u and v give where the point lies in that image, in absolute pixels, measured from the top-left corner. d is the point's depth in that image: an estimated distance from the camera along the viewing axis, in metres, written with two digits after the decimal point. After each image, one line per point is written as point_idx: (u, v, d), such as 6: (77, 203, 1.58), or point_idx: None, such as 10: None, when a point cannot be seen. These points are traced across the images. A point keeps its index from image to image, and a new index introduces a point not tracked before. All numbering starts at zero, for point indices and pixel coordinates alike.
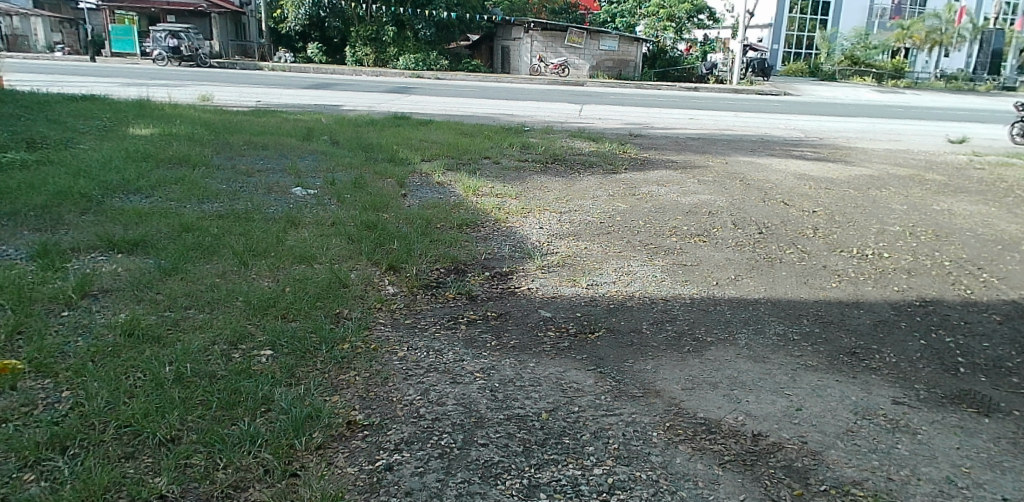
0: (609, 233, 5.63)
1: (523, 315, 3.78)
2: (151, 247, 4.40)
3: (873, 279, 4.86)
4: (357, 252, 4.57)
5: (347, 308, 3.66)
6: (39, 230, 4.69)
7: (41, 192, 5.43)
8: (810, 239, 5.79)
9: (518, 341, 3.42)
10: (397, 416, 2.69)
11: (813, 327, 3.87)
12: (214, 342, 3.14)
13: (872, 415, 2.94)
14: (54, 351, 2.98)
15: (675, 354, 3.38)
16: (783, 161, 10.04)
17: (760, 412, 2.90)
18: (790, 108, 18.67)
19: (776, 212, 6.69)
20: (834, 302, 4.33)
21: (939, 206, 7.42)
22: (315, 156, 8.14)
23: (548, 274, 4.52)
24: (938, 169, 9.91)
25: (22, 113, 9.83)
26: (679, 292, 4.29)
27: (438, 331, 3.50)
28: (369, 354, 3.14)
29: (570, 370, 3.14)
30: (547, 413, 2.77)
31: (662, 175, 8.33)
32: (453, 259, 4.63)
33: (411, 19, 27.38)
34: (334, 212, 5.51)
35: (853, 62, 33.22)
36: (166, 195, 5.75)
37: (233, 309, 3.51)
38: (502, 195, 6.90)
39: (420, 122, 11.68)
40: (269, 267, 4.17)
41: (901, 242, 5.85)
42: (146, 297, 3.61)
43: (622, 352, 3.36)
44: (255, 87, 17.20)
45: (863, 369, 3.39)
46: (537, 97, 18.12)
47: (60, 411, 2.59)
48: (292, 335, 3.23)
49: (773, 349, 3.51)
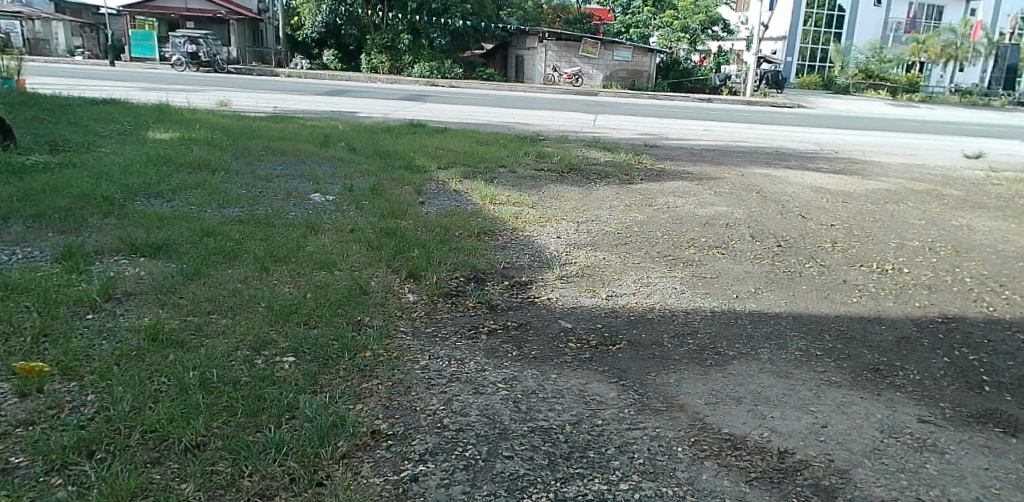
0: (627, 244, 5.62)
1: (544, 325, 3.77)
2: (173, 252, 4.43)
3: (894, 294, 4.85)
4: (376, 258, 4.59)
5: (369, 315, 3.66)
6: (63, 233, 4.73)
7: (65, 195, 5.49)
8: (829, 253, 5.78)
9: (539, 352, 3.41)
10: (420, 426, 2.67)
11: (835, 343, 3.83)
12: (238, 347, 3.15)
13: (899, 433, 2.91)
14: (79, 354, 3.00)
15: (697, 368, 3.36)
16: (799, 174, 10.03)
17: (785, 428, 2.87)
18: (805, 121, 18.59)
19: (795, 226, 6.65)
20: (855, 317, 4.31)
21: (958, 221, 7.37)
22: (333, 163, 8.17)
23: (568, 284, 4.51)
24: (955, 184, 9.83)
25: (45, 116, 9.95)
26: (699, 304, 4.27)
27: (459, 340, 3.48)
28: (391, 363, 3.11)
29: (593, 382, 3.11)
30: (570, 425, 2.75)
31: (678, 186, 8.34)
32: (472, 268, 4.62)
33: (427, 27, 27.52)
34: (353, 220, 5.52)
35: (867, 75, 33.41)
36: (186, 200, 5.78)
37: (255, 314, 3.52)
38: (519, 203, 6.90)
39: (436, 129, 11.73)
40: (290, 273, 4.19)
41: (921, 257, 5.82)
42: (169, 301, 3.63)
43: (644, 365, 3.34)
44: (273, 93, 17.35)
45: (887, 386, 3.36)
46: (553, 106, 18.21)
47: (86, 415, 2.59)
48: (315, 342, 3.22)
49: (796, 364, 3.49)
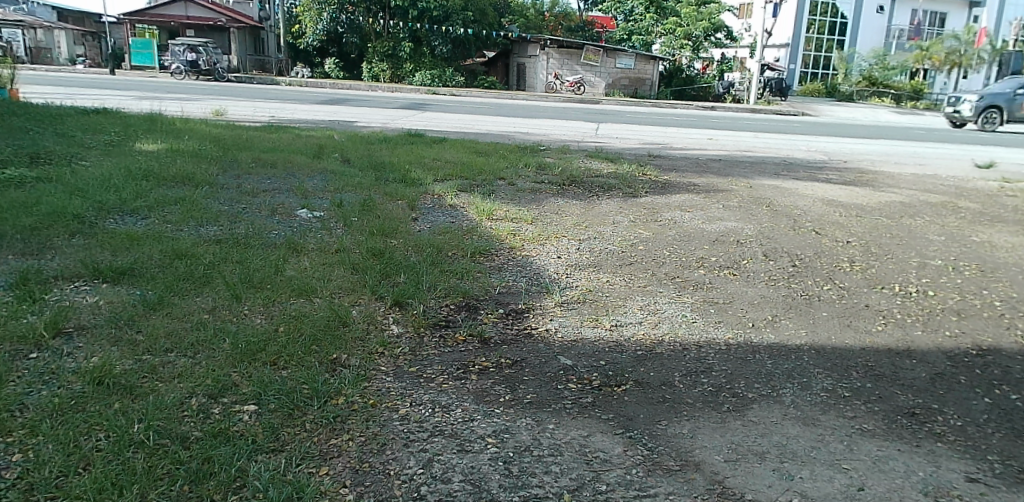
0: (631, 265, 5.25)
1: (541, 363, 3.39)
2: (138, 277, 4.07)
3: (921, 321, 4.47)
4: (360, 284, 4.23)
5: (346, 353, 3.28)
6: (23, 255, 4.38)
7: (33, 212, 5.15)
8: (847, 273, 5.41)
9: (535, 396, 3.04)
10: (393, 496, 2.30)
11: (863, 382, 3.45)
12: (193, 393, 2.78)
13: (946, 497, 2.54)
14: (10, 403, 2.63)
15: (713, 414, 2.98)
16: (809, 185, 9.64)
17: (817, 492, 2.50)
18: (811, 130, 18.21)
19: (809, 243, 6.28)
20: (882, 349, 3.92)
21: (978, 237, 7.00)
22: (325, 176, 7.82)
23: (568, 312, 4.14)
24: (970, 197, 9.46)
25: (31, 126, 9.63)
26: (713, 336, 3.89)
27: (446, 382, 3.11)
28: (366, 413, 2.74)
29: (595, 435, 2.74)
30: (569, 493, 2.38)
31: (685, 199, 7.98)
32: (464, 294, 4.26)
33: (428, 35, 27.32)
34: (339, 239, 5.17)
35: (872, 84, 32.80)
36: (162, 218, 5.43)
37: (218, 352, 3.15)
38: (518, 220, 6.53)
39: (434, 139, 11.38)
40: (264, 301, 3.83)
41: (945, 278, 5.44)
42: (125, 337, 3.26)
43: (654, 411, 2.97)
44: (271, 102, 17.02)
45: (927, 435, 2.98)
46: (555, 115, 17.85)
47: (4, 484, 2.23)
48: (281, 387, 2.85)
49: (823, 409, 3.11)
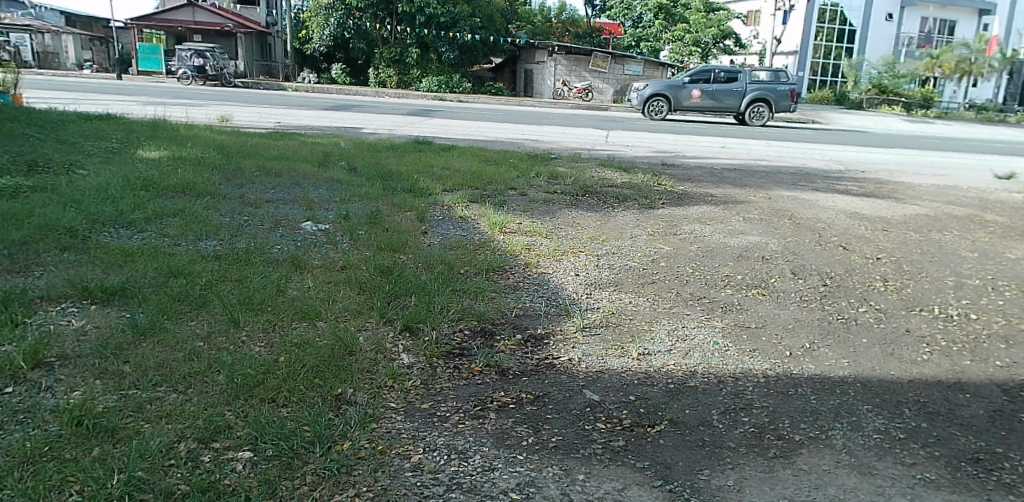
0: (654, 284, 4.94)
1: (566, 399, 3.09)
2: (130, 298, 3.79)
3: (968, 349, 4.15)
4: (367, 306, 3.94)
5: (352, 387, 3.00)
6: (9, 272, 4.11)
7: (23, 225, 4.88)
8: (882, 293, 5.10)
9: (562, 438, 2.74)
10: None
11: (919, 422, 3.13)
12: (182, 437, 2.50)
13: None
14: None
15: (759, 461, 2.69)
16: (829, 196, 9.32)
17: None
18: (824, 137, 17.89)
19: (838, 259, 5.97)
20: (933, 383, 3.60)
21: (1014, 254, 6.66)
22: (330, 185, 7.55)
23: (591, 338, 3.83)
24: (996, 209, 9.13)
25: (32, 132, 9.40)
26: (750, 367, 3.58)
27: (463, 422, 2.82)
28: (374, 462, 2.46)
29: (630, 488, 2.45)
30: None
31: (703, 211, 7.68)
32: (478, 317, 3.96)
33: (435, 41, 27.07)
34: (344, 255, 4.88)
35: (881, 90, 33.04)
36: (160, 232, 5.15)
37: (212, 387, 2.86)
38: (531, 233, 6.24)
39: (442, 147, 11.10)
40: (263, 327, 3.54)
41: (986, 300, 5.12)
42: (111, 368, 2.98)
43: (694, 459, 2.67)
44: (277, 108, 16.80)
45: (998, 486, 2.67)
46: (565, 122, 17.58)
47: None
48: (280, 430, 2.56)
49: (879, 455, 2.81)
